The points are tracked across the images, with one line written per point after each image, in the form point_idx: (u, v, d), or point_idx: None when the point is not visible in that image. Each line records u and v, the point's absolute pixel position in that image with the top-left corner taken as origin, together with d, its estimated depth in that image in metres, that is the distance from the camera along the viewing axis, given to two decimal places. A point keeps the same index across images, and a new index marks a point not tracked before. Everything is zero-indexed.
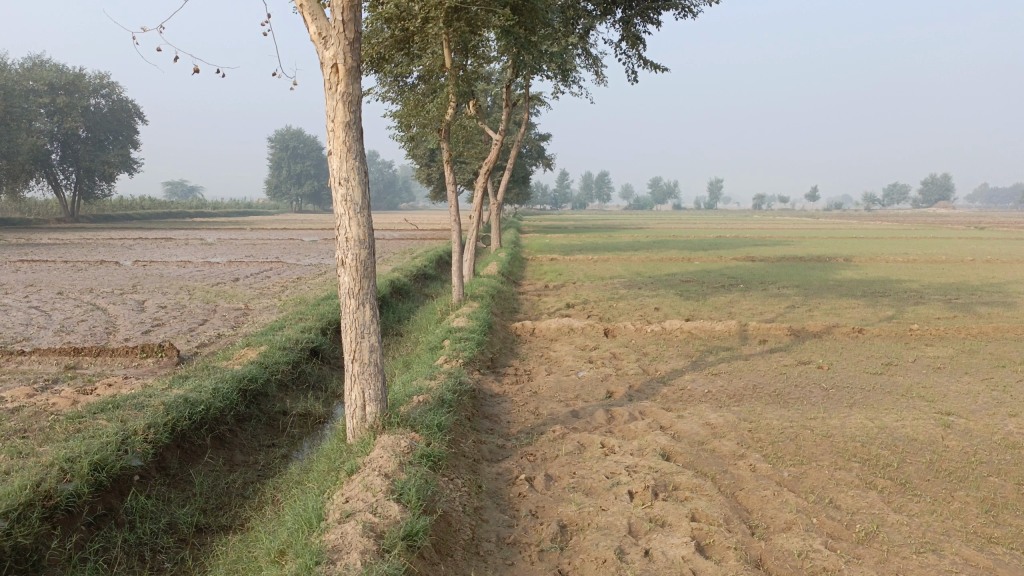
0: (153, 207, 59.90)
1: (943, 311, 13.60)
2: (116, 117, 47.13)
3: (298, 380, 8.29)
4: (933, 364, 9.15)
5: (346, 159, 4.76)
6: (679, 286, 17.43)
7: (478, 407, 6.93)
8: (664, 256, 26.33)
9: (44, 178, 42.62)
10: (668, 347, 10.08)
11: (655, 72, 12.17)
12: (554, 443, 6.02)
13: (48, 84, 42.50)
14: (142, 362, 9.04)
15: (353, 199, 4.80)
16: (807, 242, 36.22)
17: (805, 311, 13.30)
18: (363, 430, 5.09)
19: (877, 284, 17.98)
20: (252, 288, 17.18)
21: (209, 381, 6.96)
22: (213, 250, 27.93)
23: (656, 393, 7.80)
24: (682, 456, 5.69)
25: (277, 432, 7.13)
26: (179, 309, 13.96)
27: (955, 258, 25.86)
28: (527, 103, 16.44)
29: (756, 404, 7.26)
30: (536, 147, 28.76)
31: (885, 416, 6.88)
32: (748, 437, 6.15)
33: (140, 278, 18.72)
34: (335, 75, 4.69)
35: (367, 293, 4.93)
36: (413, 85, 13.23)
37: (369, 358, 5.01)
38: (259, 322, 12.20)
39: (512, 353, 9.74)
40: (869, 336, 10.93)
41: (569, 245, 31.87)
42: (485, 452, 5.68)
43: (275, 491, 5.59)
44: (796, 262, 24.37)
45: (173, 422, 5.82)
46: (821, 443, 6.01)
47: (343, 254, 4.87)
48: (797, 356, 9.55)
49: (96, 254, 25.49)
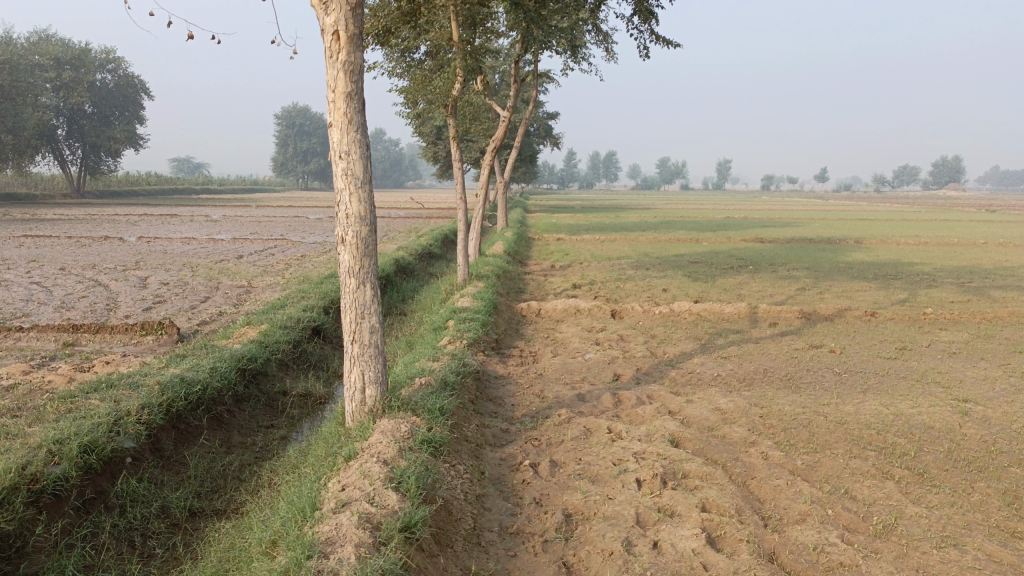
0: (159, 183, 59.74)
1: (957, 295, 13.36)
2: (122, 92, 46.78)
3: (299, 360, 8.13)
4: (949, 349, 8.94)
5: (347, 131, 4.55)
6: (687, 267, 17.20)
7: (482, 389, 6.77)
8: (672, 237, 26.04)
9: (51, 154, 42.52)
10: (676, 329, 9.89)
11: (667, 48, 11.87)
12: (560, 428, 5.85)
13: (53, 59, 42.13)
14: (142, 341, 8.91)
15: (353, 173, 4.59)
16: (816, 224, 35.84)
17: (816, 293, 13.08)
18: (363, 414, 4.92)
19: (888, 267, 17.72)
20: (256, 265, 17.03)
21: (207, 360, 6.81)
22: (219, 227, 27.81)
23: (664, 376, 7.62)
24: (692, 442, 5.51)
25: (277, 413, 6.99)
26: (182, 286, 13.82)
27: (967, 241, 25.50)
28: (535, 80, 16.14)
29: (767, 389, 7.07)
30: (544, 125, 28.43)
31: (901, 403, 6.69)
32: (760, 424, 5.98)
33: (143, 254, 18.59)
34: (337, 42, 4.46)
35: (368, 272, 4.74)
36: (420, 60, 12.99)
37: (369, 339, 4.83)
38: (261, 301, 12.03)
39: (516, 334, 9.57)
40: (881, 320, 10.72)
41: (576, 224, 31.64)
42: (488, 436, 5.52)
43: (272, 475, 5.45)
44: (805, 243, 24.09)
45: (167, 403, 5.68)
46: (835, 431, 5.83)
47: (343, 232, 4.68)
48: (809, 339, 9.34)
49: (101, 229, 25.39)
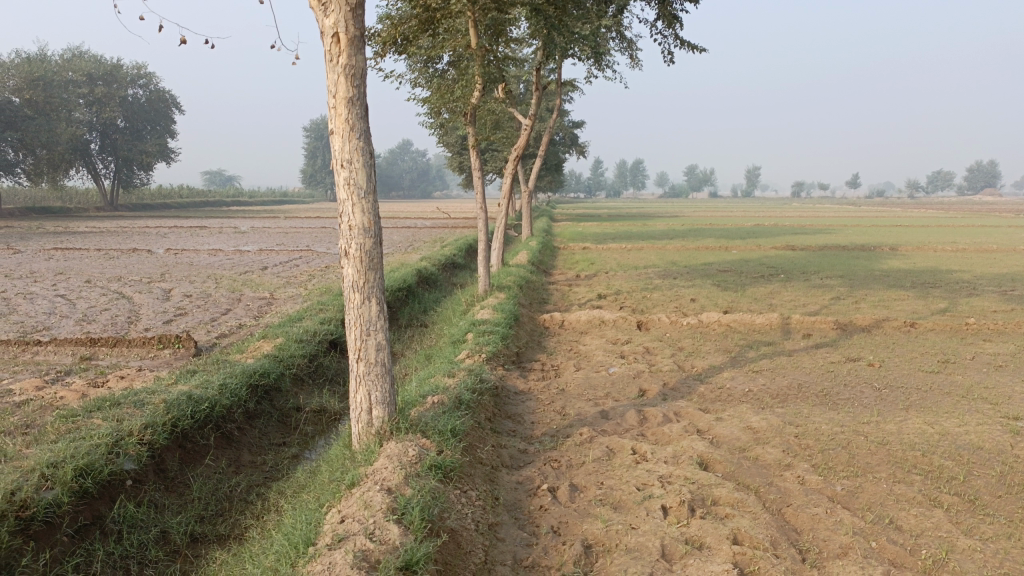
0: (190, 195, 60.48)
1: (1000, 304, 12.80)
2: (154, 107, 47.42)
3: (315, 375, 7.91)
4: (994, 362, 8.46)
5: (349, 139, 4.33)
6: (717, 276, 16.78)
7: (500, 406, 6.50)
8: (700, 245, 25.61)
9: (84, 168, 43.20)
10: (705, 341, 9.52)
11: (693, 52, 11.55)
12: (581, 448, 5.54)
13: (87, 75, 42.93)
14: (158, 355, 8.75)
15: (356, 182, 4.37)
16: (849, 230, 35.10)
17: (851, 303, 12.62)
18: (369, 436, 4.66)
19: (925, 274, 17.15)
20: (279, 277, 16.94)
21: (217, 376, 6.60)
22: (246, 238, 27.93)
23: (692, 392, 7.28)
24: (722, 465, 5.17)
25: (289, 430, 6.78)
26: (204, 298, 13.72)
27: (1008, 247, 24.70)
28: (559, 88, 15.88)
29: (802, 406, 6.70)
30: (569, 134, 28.14)
31: (946, 421, 6.27)
32: (795, 444, 5.62)
33: (169, 266, 18.60)
34: (337, 45, 4.25)
35: (373, 286, 4.50)
36: (443, 71, 12.82)
37: (375, 357, 4.59)
38: (281, 313, 11.87)
39: (538, 346, 9.28)
40: (921, 331, 10.25)
41: (603, 233, 31.28)
42: (505, 458, 5.23)
43: (279, 497, 5.22)
44: (839, 251, 23.48)
45: (173, 421, 5.48)
46: (876, 452, 5.45)
47: (347, 244, 4.44)
48: (845, 352, 8.92)
49: (130, 242, 25.54)
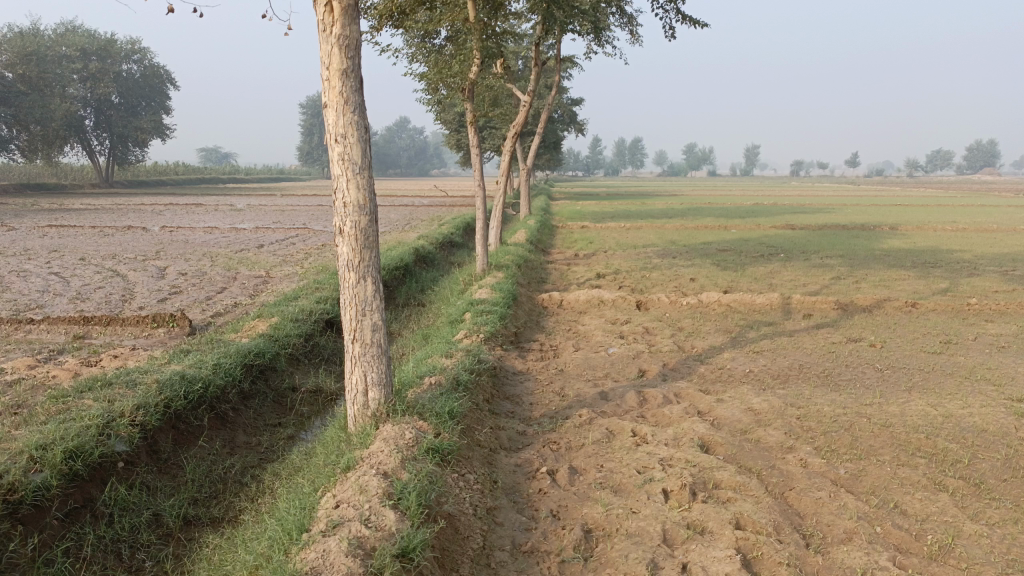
0: (186, 173, 60.08)
1: (1001, 284, 12.71)
2: (149, 83, 46.84)
3: (311, 355, 7.81)
4: (996, 343, 8.39)
5: (344, 112, 4.20)
6: (716, 255, 16.68)
7: (498, 387, 6.41)
8: (699, 224, 25.46)
9: (79, 144, 42.82)
10: (705, 321, 9.44)
11: (695, 28, 11.35)
12: (580, 430, 5.46)
13: (80, 50, 42.37)
14: (152, 334, 8.64)
15: (351, 158, 4.24)
16: (848, 209, 34.93)
17: (851, 283, 12.52)
18: (365, 419, 4.57)
19: (926, 254, 17.05)
20: (276, 255, 16.78)
21: (211, 356, 6.49)
22: (242, 216, 27.70)
23: (692, 373, 7.20)
24: (723, 448, 5.10)
25: (285, 410, 6.70)
26: (199, 276, 13.59)
27: (1008, 227, 24.59)
28: (558, 65, 15.66)
29: (804, 387, 6.62)
30: (568, 111, 27.87)
31: (949, 402, 6.20)
32: (797, 426, 5.54)
33: (164, 244, 18.43)
34: (331, 15, 4.10)
35: (369, 265, 4.39)
36: (441, 46, 12.61)
37: (371, 338, 4.49)
38: (277, 291, 11.74)
39: (537, 326, 9.19)
40: (923, 311, 10.16)
41: (601, 212, 31.11)
42: (504, 440, 5.15)
43: (274, 479, 5.15)
44: (839, 231, 23.36)
45: (166, 402, 5.40)
46: (880, 435, 5.38)
47: (342, 222, 4.33)
48: (846, 332, 8.83)
49: (125, 219, 25.32)
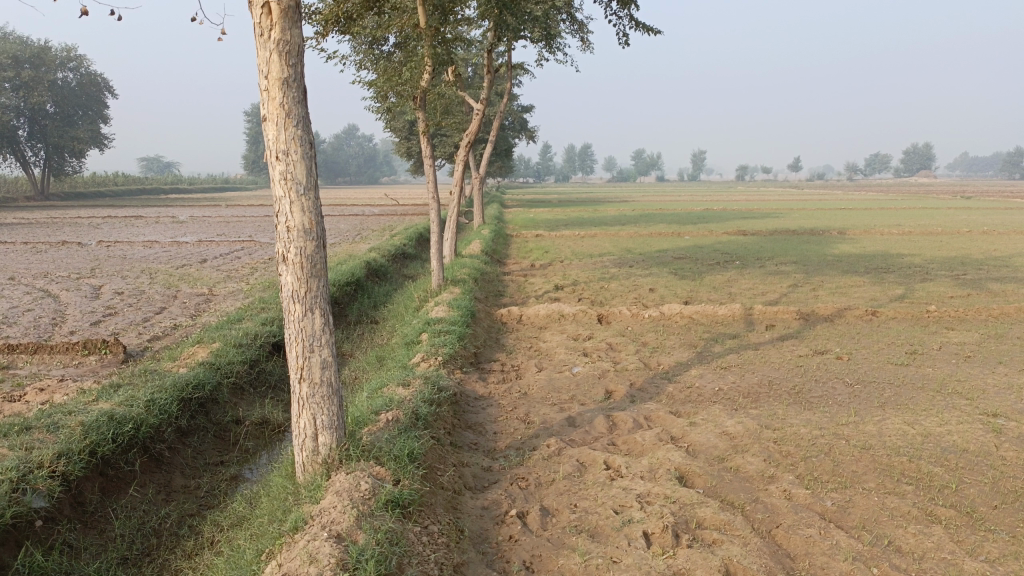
0: (126, 184, 58.20)
1: (955, 289, 12.79)
2: (85, 91, 45.02)
3: (256, 383, 7.29)
4: (961, 352, 8.31)
5: (285, 127, 3.78)
6: (672, 263, 16.52)
7: (459, 416, 6.01)
8: (653, 231, 25.41)
9: (11, 155, 41.03)
10: (669, 335, 9.18)
11: (648, 35, 11.20)
12: (550, 463, 5.10)
13: (12, 58, 40.70)
14: (83, 362, 7.99)
15: (294, 177, 3.83)
16: (796, 214, 35.45)
17: (809, 290, 12.45)
18: (315, 466, 4.13)
19: (877, 259, 17.20)
20: (220, 270, 16.07)
21: (145, 390, 5.94)
22: (185, 229, 26.68)
23: (661, 392, 6.91)
24: (703, 479, 4.79)
25: (228, 446, 6.20)
26: (137, 295, 12.87)
27: (952, 229, 25.11)
28: (509, 72, 15.35)
29: (777, 406, 6.38)
30: (518, 119, 27.63)
31: (925, 420, 6.02)
32: (776, 451, 5.27)
33: (101, 261, 17.52)
34: (268, 18, 3.69)
35: (316, 296, 3.97)
36: (389, 53, 12.20)
37: (320, 377, 4.06)
38: (221, 311, 11.13)
39: (496, 344, 8.81)
40: (884, 320, 10.09)
41: (554, 219, 30.99)
42: (468, 479, 4.75)
43: (215, 530, 4.69)
44: (790, 236, 23.56)
45: (92, 447, 4.88)
46: (861, 459, 5.15)
47: (285, 248, 3.89)
48: (812, 344, 8.67)
49: (59, 234, 24.15)
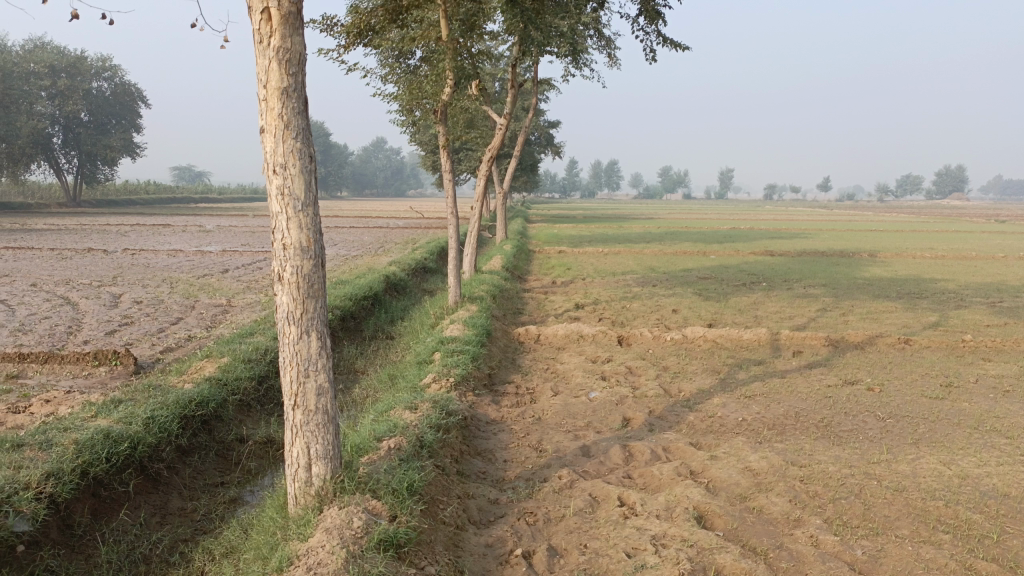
0: (157, 192, 58.98)
1: (991, 317, 12.31)
2: (119, 101, 45.71)
3: (264, 401, 7.10)
4: (1000, 386, 7.90)
5: (284, 139, 3.60)
6: (697, 283, 16.16)
7: (469, 442, 5.76)
8: (678, 250, 25.05)
9: (46, 162, 41.75)
10: (691, 360, 8.87)
11: (676, 51, 10.97)
12: (561, 497, 4.83)
13: (49, 67, 41.54)
14: (93, 373, 7.85)
15: (292, 192, 3.65)
16: (824, 235, 34.84)
17: (839, 315, 12.06)
18: (308, 499, 3.92)
19: (909, 283, 16.70)
20: (240, 280, 16.01)
21: (146, 406, 5.76)
22: (210, 238, 26.75)
23: (681, 421, 6.61)
24: (723, 520, 4.49)
25: (230, 466, 6.01)
26: (156, 305, 12.81)
27: (986, 254, 24.48)
28: (536, 87, 15.12)
29: (803, 441, 6.05)
30: (544, 134, 27.47)
31: (963, 460, 5.65)
32: (802, 491, 4.95)
33: (124, 269, 17.55)
34: (268, 24, 3.52)
35: (313, 318, 3.77)
36: (416, 67, 12.06)
37: (315, 404, 3.86)
38: (236, 324, 11.00)
39: (512, 365, 8.55)
40: (917, 348, 9.68)
41: (578, 235, 30.73)
42: (472, 512, 4.50)
43: (207, 559, 4.49)
44: (819, 257, 23.10)
45: (84, 467, 4.71)
46: (893, 502, 4.81)
47: (281, 267, 3.70)
48: (841, 373, 8.29)
49: (87, 240, 24.33)
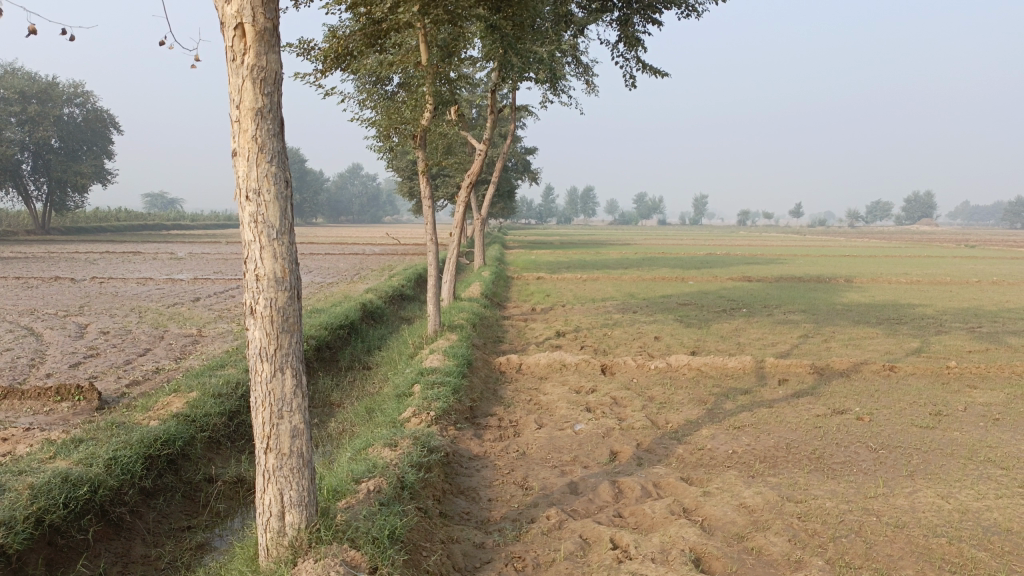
0: (128, 219, 58.13)
1: (972, 343, 12.29)
2: (91, 127, 45.06)
3: (235, 437, 6.78)
4: (989, 414, 7.79)
5: (257, 162, 3.38)
6: (677, 310, 16.04)
7: (450, 480, 5.49)
8: (656, 276, 24.98)
9: (14, 189, 40.93)
10: (676, 390, 8.68)
11: (655, 77, 11.05)
12: (550, 539, 4.58)
13: (19, 93, 40.93)
14: (54, 409, 7.45)
15: (265, 219, 3.42)
16: (799, 261, 35.11)
17: (821, 342, 11.96)
18: (281, 550, 3.65)
19: (888, 309, 16.72)
20: (213, 309, 15.59)
21: (108, 446, 5.42)
22: (181, 266, 26.24)
23: (670, 455, 6.39)
24: (721, 563, 4.28)
25: (198, 508, 5.69)
26: (123, 335, 12.37)
27: (959, 279, 24.72)
28: (513, 113, 15.03)
29: (797, 474, 5.86)
30: (521, 161, 27.46)
31: (962, 493, 5.49)
32: (800, 529, 4.75)
33: (91, 298, 17.04)
34: (242, 41, 3.32)
35: (287, 354, 3.53)
36: (393, 93, 11.92)
37: (290, 447, 3.60)
38: (207, 355, 10.62)
39: (493, 396, 8.30)
40: (902, 376, 9.57)
41: (556, 262, 30.65)
42: (457, 559, 4.25)
43: None
44: (797, 283, 23.17)
45: (38, 515, 4.39)
46: (896, 540, 4.63)
47: (253, 299, 3.45)
48: (829, 402, 8.14)
49: (54, 269, 23.70)
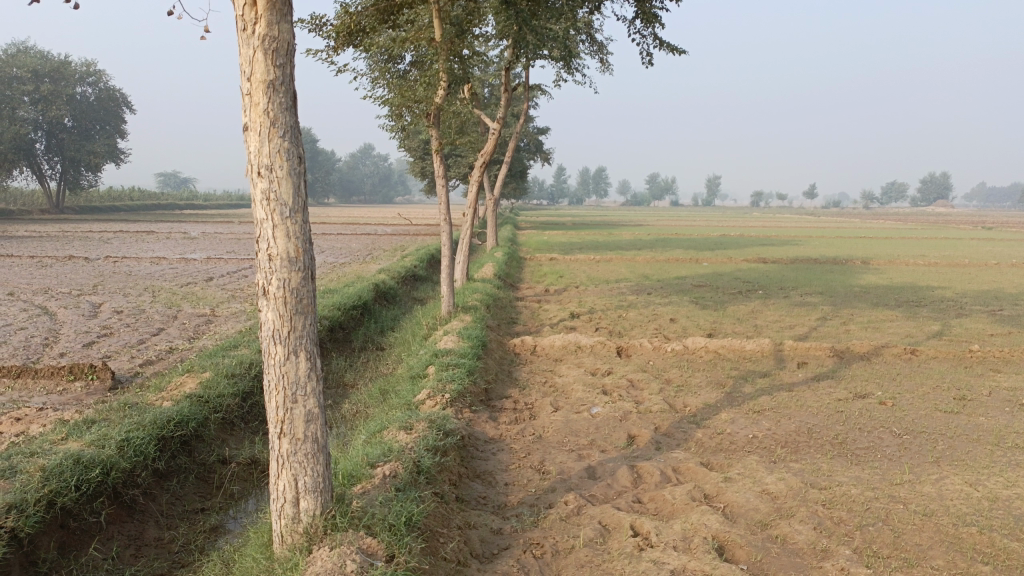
0: (141, 198, 58.24)
1: (994, 326, 12.06)
2: (104, 106, 44.99)
3: (248, 418, 6.72)
4: (1014, 399, 7.61)
5: (269, 137, 3.27)
6: (692, 292, 15.86)
7: (466, 463, 5.40)
8: (670, 257, 24.76)
9: (28, 169, 41.01)
10: (694, 372, 8.55)
11: (673, 54, 10.75)
12: (569, 525, 4.48)
13: (32, 72, 40.94)
14: (68, 388, 7.41)
15: (278, 196, 3.30)
16: (815, 242, 34.72)
17: (840, 325, 11.77)
18: (295, 536, 3.57)
19: (906, 291, 16.48)
20: (226, 289, 15.56)
21: (120, 427, 5.36)
22: (194, 245, 26.24)
23: (689, 439, 6.28)
24: (745, 552, 4.17)
25: (212, 489, 5.63)
26: (137, 315, 12.34)
27: (978, 261, 24.37)
28: (527, 92, 14.82)
29: (820, 460, 5.73)
30: (534, 140, 27.18)
31: (990, 481, 5.35)
32: (826, 517, 4.63)
33: (104, 277, 17.03)
34: (253, 9, 3.18)
35: (301, 336, 3.42)
36: (405, 71, 11.73)
37: (304, 432, 3.51)
38: (221, 335, 10.57)
39: (508, 378, 8.20)
40: (923, 359, 9.39)
41: (569, 242, 30.44)
42: (474, 545, 4.16)
43: None
44: (813, 264, 22.89)
45: (50, 497, 4.33)
46: (924, 529, 4.50)
47: (266, 279, 3.35)
48: (850, 386, 7.98)
49: (68, 248, 23.72)
